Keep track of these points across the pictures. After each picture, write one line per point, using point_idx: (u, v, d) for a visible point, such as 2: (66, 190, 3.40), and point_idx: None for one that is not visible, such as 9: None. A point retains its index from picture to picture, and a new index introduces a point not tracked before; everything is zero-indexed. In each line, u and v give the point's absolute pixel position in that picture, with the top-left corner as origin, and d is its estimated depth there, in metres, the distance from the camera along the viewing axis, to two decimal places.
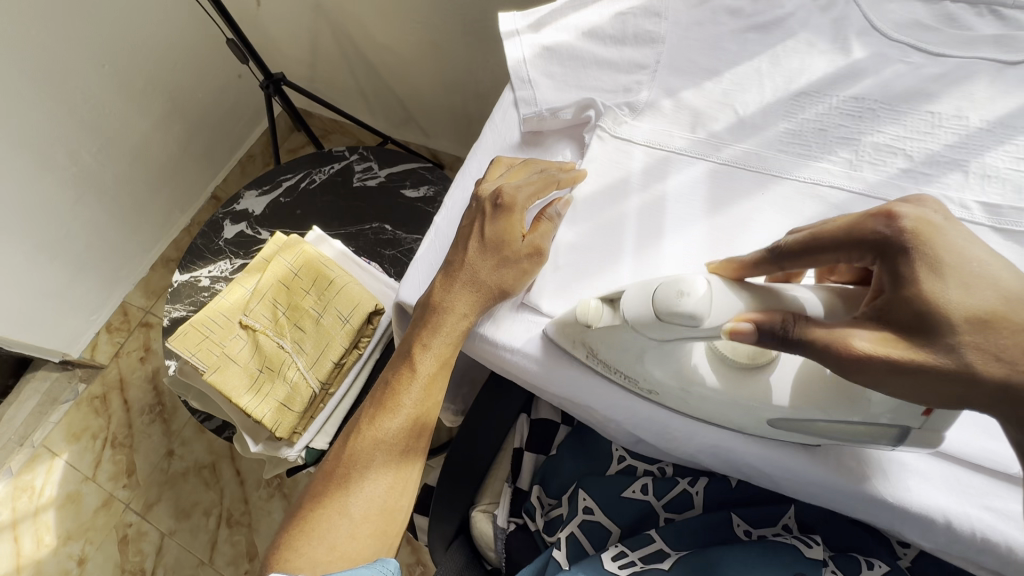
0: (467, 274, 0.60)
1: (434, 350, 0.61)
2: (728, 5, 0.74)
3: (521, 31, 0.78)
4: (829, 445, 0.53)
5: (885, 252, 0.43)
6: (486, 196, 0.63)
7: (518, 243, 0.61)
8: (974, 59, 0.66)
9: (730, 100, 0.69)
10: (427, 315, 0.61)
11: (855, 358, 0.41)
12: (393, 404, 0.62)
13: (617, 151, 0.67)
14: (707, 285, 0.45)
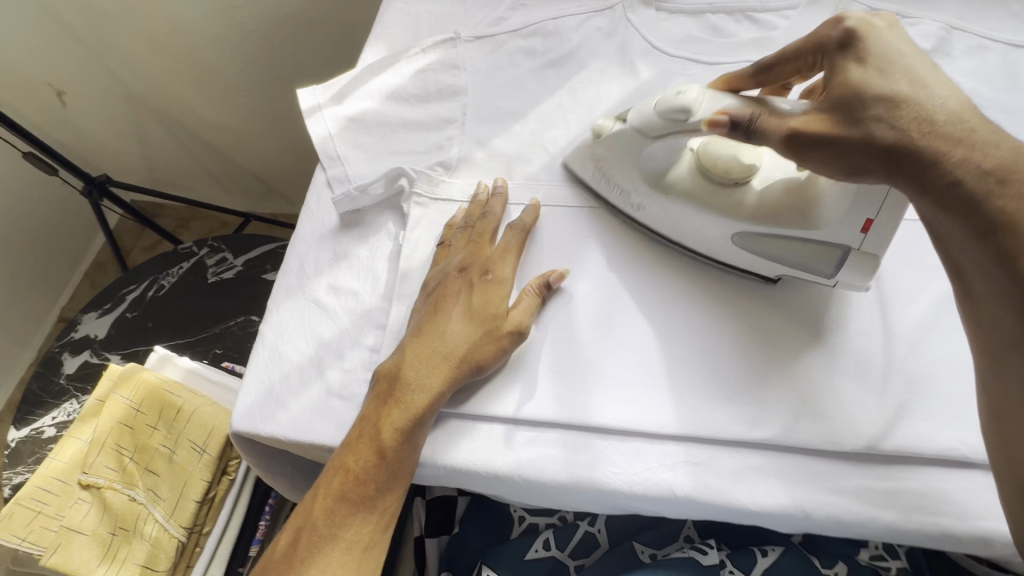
0: (431, 350, 0.52)
1: (399, 428, 0.50)
2: (521, 47, 0.76)
3: (323, 105, 0.74)
4: (701, 469, 0.50)
5: (830, 49, 0.48)
6: (458, 270, 0.56)
7: (446, 331, 0.53)
8: (740, 64, 0.71)
9: (540, 139, 0.69)
10: (412, 379, 0.51)
11: (789, 133, 0.45)
12: (346, 487, 0.50)
13: (440, 213, 0.64)
14: (700, 90, 0.52)
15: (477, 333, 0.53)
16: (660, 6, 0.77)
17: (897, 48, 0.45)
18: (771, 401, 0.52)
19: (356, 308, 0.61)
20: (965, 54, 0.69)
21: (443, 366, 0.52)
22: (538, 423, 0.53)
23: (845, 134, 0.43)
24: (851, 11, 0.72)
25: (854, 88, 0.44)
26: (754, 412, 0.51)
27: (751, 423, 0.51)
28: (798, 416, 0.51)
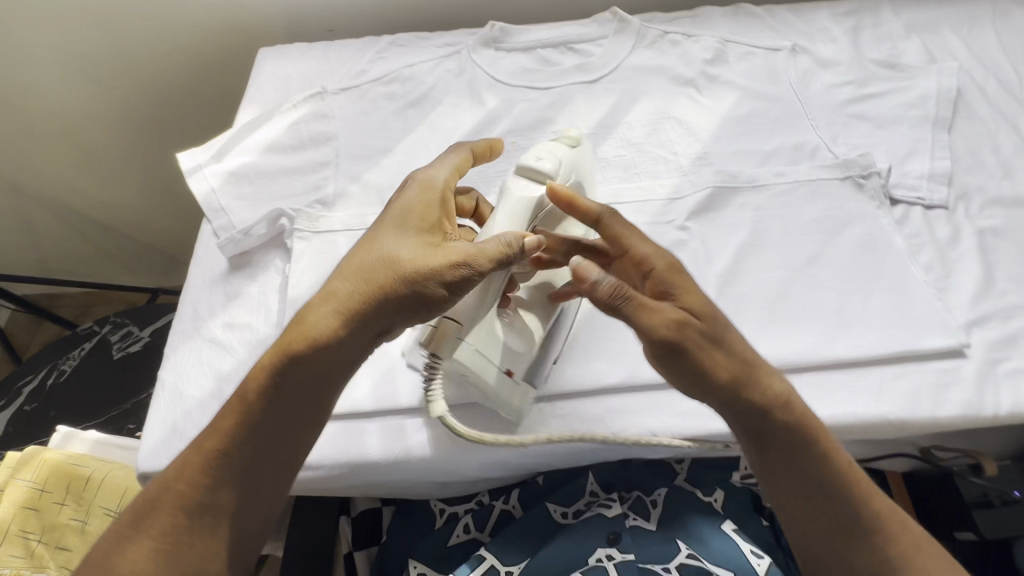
0: (354, 271, 0.53)
1: (257, 391, 0.52)
2: (383, 92, 0.86)
3: (203, 164, 0.80)
4: (560, 419, 0.60)
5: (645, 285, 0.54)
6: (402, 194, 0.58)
7: (369, 257, 0.54)
8: (568, 86, 0.85)
9: (406, 169, 0.78)
10: (299, 324, 0.53)
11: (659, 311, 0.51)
12: (204, 449, 0.52)
13: (323, 244, 0.71)
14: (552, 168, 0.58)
15: (409, 253, 0.53)
16: (498, 47, 0.90)
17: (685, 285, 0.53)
18: (611, 352, 0.63)
19: (251, 338, 0.66)
20: (738, 59, 0.86)
21: (362, 287, 0.52)
22: (426, 408, 0.61)
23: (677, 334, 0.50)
24: (649, 36, 0.88)
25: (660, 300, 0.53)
26: (598, 362, 0.62)
27: (603, 373, 0.61)
28: (633, 360, 0.62)
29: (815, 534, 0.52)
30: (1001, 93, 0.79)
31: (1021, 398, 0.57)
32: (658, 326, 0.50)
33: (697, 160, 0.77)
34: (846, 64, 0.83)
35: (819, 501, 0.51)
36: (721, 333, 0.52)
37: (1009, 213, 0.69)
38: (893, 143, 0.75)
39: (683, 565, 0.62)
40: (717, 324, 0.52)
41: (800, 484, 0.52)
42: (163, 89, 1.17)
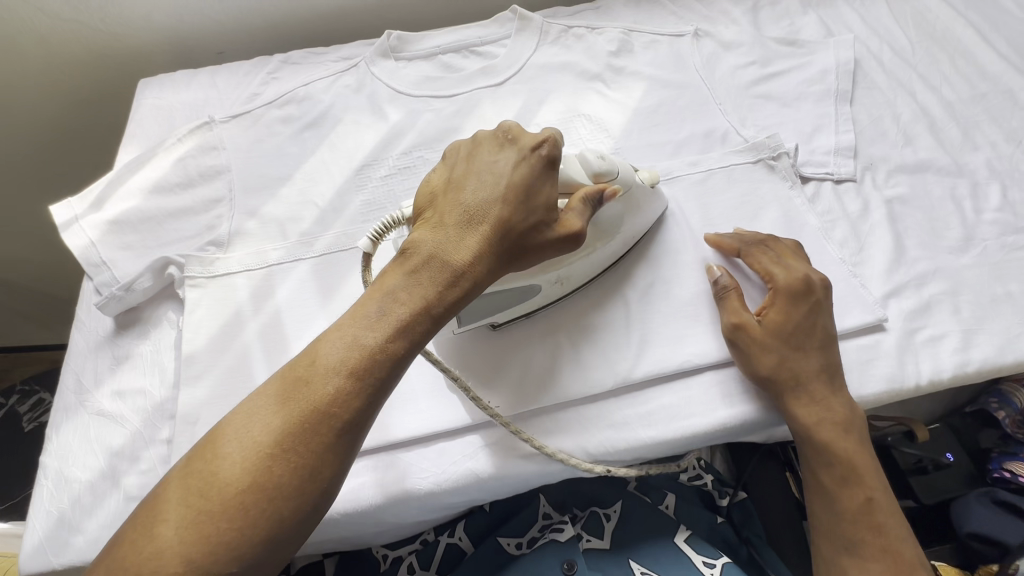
0: (483, 221, 0.50)
1: (399, 320, 0.45)
2: (277, 115, 0.80)
3: (79, 214, 0.72)
4: (478, 453, 0.57)
5: (809, 332, 0.56)
6: (528, 148, 0.53)
7: (479, 202, 0.51)
8: (473, 92, 0.81)
9: (308, 197, 0.73)
10: (435, 263, 0.48)
11: (780, 342, 0.56)
12: (331, 381, 0.43)
13: (219, 289, 0.65)
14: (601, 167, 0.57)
15: (521, 211, 0.51)
16: (398, 56, 0.85)
17: (829, 352, 0.56)
18: (563, 358, 0.60)
19: (146, 405, 0.60)
20: (643, 48, 0.84)
21: (487, 244, 0.50)
22: None
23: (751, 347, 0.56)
24: (553, 32, 0.85)
25: (813, 359, 0.56)
26: (555, 371, 0.59)
27: (527, 395, 0.58)
28: (593, 364, 0.59)
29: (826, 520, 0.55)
30: (896, 60, 0.80)
31: (940, 365, 0.58)
32: (734, 312, 0.58)
33: (610, 158, 0.75)
34: (749, 44, 0.82)
35: (829, 490, 0.55)
36: (786, 336, 0.56)
37: (913, 179, 0.70)
38: (799, 120, 0.75)
39: None
40: (802, 332, 0.56)
41: (826, 473, 0.55)
42: (13, 124, 1.00)
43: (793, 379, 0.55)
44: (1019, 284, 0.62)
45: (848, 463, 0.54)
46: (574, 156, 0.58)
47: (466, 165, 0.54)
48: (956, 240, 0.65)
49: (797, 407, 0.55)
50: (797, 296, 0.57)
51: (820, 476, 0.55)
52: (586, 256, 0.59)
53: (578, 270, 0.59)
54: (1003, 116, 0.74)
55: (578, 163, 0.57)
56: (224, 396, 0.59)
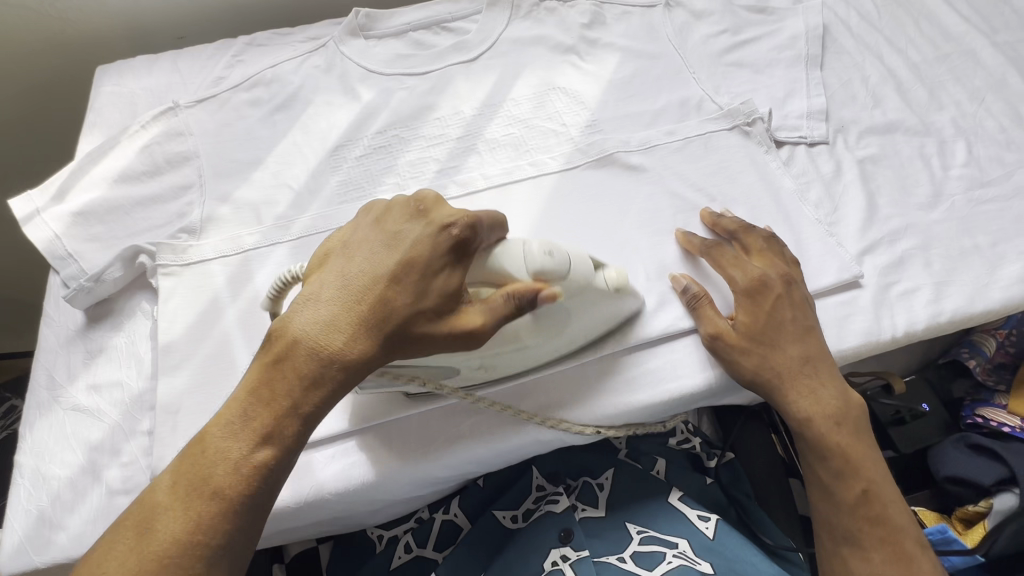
0: (368, 301, 0.44)
1: (271, 417, 0.43)
2: (245, 98, 0.78)
3: (42, 207, 0.69)
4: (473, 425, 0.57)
5: (787, 329, 0.57)
6: (438, 228, 0.45)
7: (365, 278, 0.45)
8: (447, 69, 0.80)
9: (282, 179, 0.72)
10: (309, 359, 0.43)
11: (758, 344, 0.56)
12: (201, 485, 0.41)
13: (195, 277, 0.63)
14: (544, 257, 0.48)
15: (417, 300, 0.44)
16: (368, 35, 0.83)
17: (810, 337, 0.57)
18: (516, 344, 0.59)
19: (124, 398, 0.58)
20: (616, 20, 0.83)
21: (369, 333, 0.44)
22: (332, 438, 0.56)
23: (736, 349, 0.56)
24: (524, 6, 0.84)
25: (793, 354, 0.56)
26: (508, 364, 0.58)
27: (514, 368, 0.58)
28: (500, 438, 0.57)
29: (830, 515, 0.55)
30: (863, 25, 0.81)
31: (914, 317, 0.60)
32: (710, 322, 0.58)
33: (587, 130, 0.75)
34: (719, 13, 0.83)
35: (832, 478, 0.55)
36: (758, 338, 0.57)
37: (883, 140, 0.71)
38: (772, 86, 0.76)
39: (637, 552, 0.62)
40: (773, 329, 0.57)
41: (824, 466, 0.55)
42: None
43: (776, 378, 0.56)
44: (987, 236, 0.64)
45: (843, 454, 0.55)
46: (517, 243, 0.48)
47: (364, 233, 0.48)
48: (925, 196, 0.67)
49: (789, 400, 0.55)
50: (756, 297, 0.58)
51: (818, 472, 0.56)
52: (515, 352, 0.52)
53: (503, 362, 0.54)
54: (967, 75, 0.76)
55: (521, 254, 0.48)
56: (206, 384, 0.58)
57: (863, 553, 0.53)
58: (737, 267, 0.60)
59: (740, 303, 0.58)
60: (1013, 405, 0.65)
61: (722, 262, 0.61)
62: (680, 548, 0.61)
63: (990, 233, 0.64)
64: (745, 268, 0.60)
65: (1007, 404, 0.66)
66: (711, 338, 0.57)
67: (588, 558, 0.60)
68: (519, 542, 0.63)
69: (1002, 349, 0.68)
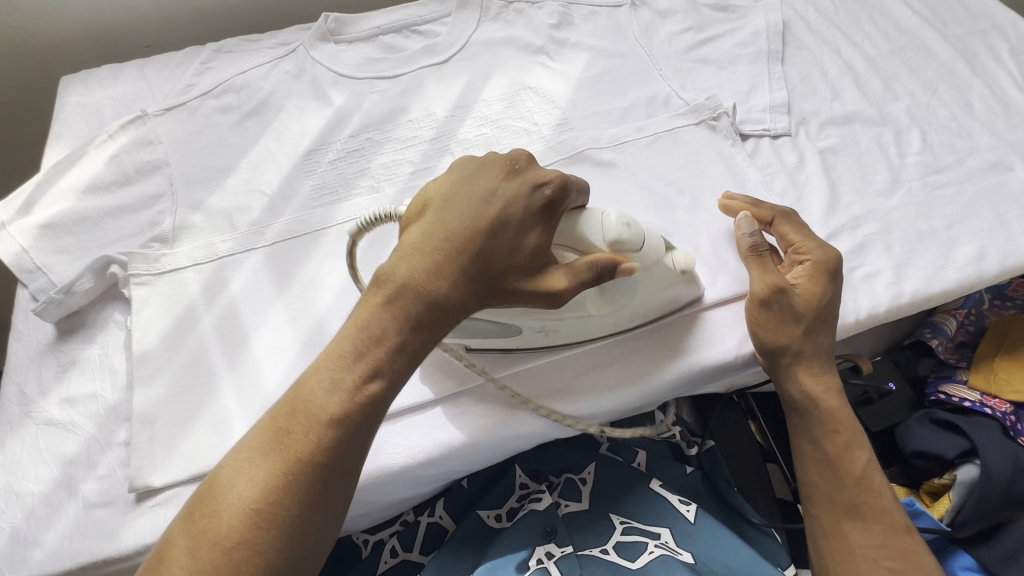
0: (462, 256, 0.47)
1: (374, 361, 0.46)
2: (216, 105, 0.78)
3: (6, 220, 0.68)
4: (461, 423, 0.58)
5: (826, 316, 0.59)
6: (532, 185, 0.48)
7: (465, 229, 0.47)
8: (418, 71, 0.80)
9: (254, 185, 0.71)
10: (413, 298, 0.46)
11: (805, 316, 0.58)
12: (308, 431, 0.44)
13: (169, 285, 0.63)
14: (623, 228, 0.50)
15: (515, 249, 0.47)
16: (338, 39, 0.83)
17: (831, 329, 0.60)
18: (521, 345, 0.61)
19: (98, 410, 0.57)
20: (583, 20, 0.85)
21: (466, 285, 0.47)
22: None
23: (782, 310, 0.58)
24: (493, 8, 0.85)
25: (823, 339, 0.59)
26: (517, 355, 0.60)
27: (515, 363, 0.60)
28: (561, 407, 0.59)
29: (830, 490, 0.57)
30: (821, 20, 0.84)
31: (876, 299, 0.62)
32: (770, 276, 0.59)
33: (558, 128, 0.76)
34: (683, 11, 0.85)
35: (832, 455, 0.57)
36: (813, 308, 0.58)
37: (843, 130, 0.74)
38: (735, 81, 0.78)
39: (620, 543, 0.64)
40: (826, 309, 0.59)
41: (825, 443, 0.58)
42: None
43: (809, 348, 0.58)
44: (943, 220, 0.66)
45: (842, 432, 0.58)
46: (600, 216, 0.51)
47: (456, 195, 0.49)
48: (884, 183, 0.69)
49: (798, 380, 0.59)
50: (828, 274, 0.60)
51: (819, 449, 0.58)
52: (579, 318, 0.56)
53: (568, 331, 0.57)
54: (920, 67, 0.79)
55: (601, 222, 0.51)
56: (182, 392, 0.57)
57: (865, 526, 0.55)
58: (805, 247, 0.61)
59: (796, 281, 0.60)
60: (972, 381, 0.68)
61: (800, 237, 0.61)
62: (661, 538, 0.63)
63: (945, 217, 0.66)
64: (819, 253, 0.60)
65: (967, 380, 0.69)
66: (757, 297, 0.59)
67: (571, 554, 0.62)
68: (504, 540, 0.64)
69: (962, 328, 0.72)
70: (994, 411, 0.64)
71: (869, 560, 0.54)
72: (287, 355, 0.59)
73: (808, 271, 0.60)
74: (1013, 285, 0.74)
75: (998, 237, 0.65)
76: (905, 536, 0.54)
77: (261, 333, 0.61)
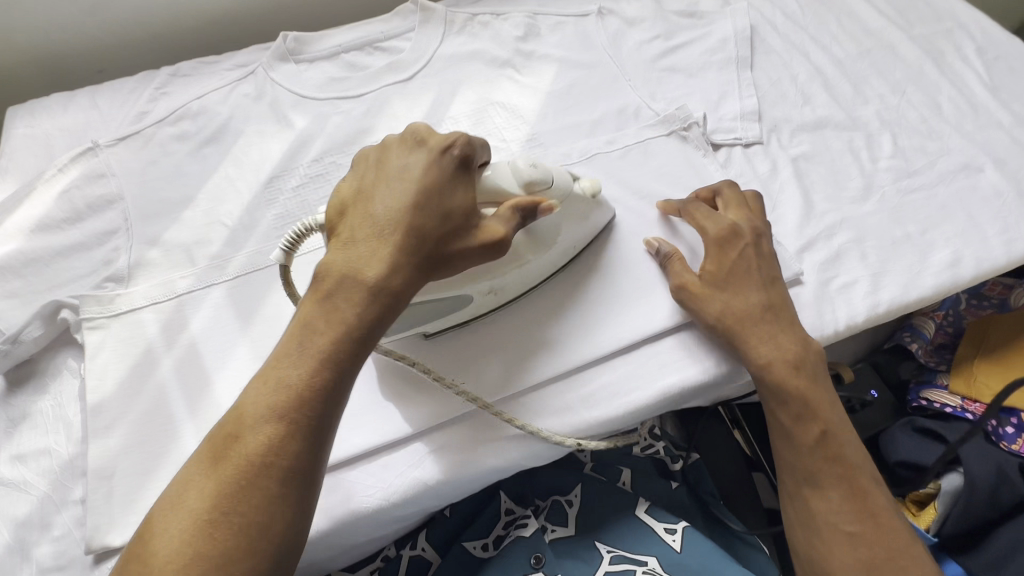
0: (398, 232, 0.47)
1: (322, 351, 0.44)
2: (172, 133, 0.74)
3: None
4: (440, 456, 0.55)
5: (756, 282, 0.58)
6: (439, 150, 0.50)
7: (394, 203, 0.48)
8: (382, 90, 0.78)
9: (214, 217, 0.68)
10: (355, 283, 0.46)
11: (734, 294, 0.58)
12: (262, 428, 0.42)
13: (126, 327, 0.60)
14: (530, 168, 0.54)
15: (448, 207, 0.49)
16: (298, 59, 0.81)
17: (771, 290, 0.59)
18: (496, 356, 0.59)
19: (53, 465, 0.55)
20: (550, 31, 0.83)
21: (407, 259, 0.47)
22: None
23: (709, 294, 0.58)
24: (458, 21, 0.83)
25: (760, 298, 0.58)
26: (494, 372, 0.58)
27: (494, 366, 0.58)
28: (528, 355, 0.59)
29: (789, 459, 0.55)
30: (789, 24, 0.83)
31: (853, 309, 0.61)
32: (680, 272, 0.60)
33: (527, 144, 0.74)
34: (650, 19, 0.83)
35: (792, 421, 0.55)
36: (724, 284, 0.58)
37: (815, 136, 0.73)
38: (706, 90, 0.77)
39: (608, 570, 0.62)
40: (738, 275, 0.58)
41: (782, 407, 0.55)
42: None
43: (762, 326, 0.57)
44: (917, 225, 0.66)
45: (802, 399, 0.54)
46: (504, 167, 0.54)
47: (375, 175, 0.50)
48: (857, 190, 0.69)
49: (758, 352, 0.56)
50: (727, 242, 0.60)
51: (778, 416, 0.55)
52: (518, 267, 0.56)
53: (510, 283, 0.58)
54: (888, 69, 0.78)
55: (509, 172, 0.53)
56: (142, 443, 0.54)
57: (822, 492, 0.53)
58: (705, 215, 0.62)
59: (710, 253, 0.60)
60: (953, 385, 0.68)
61: (696, 211, 0.63)
62: (649, 566, 0.61)
63: (918, 222, 0.66)
64: (712, 218, 0.61)
65: (948, 384, 0.69)
66: (682, 286, 0.59)
67: None
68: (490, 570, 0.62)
69: (941, 330, 0.72)
70: (974, 417, 0.64)
71: (827, 525, 0.52)
72: None
73: (723, 241, 0.60)
74: (990, 285, 0.73)
75: (972, 240, 0.64)
76: (868, 497, 0.52)
77: (224, 373, 0.58)
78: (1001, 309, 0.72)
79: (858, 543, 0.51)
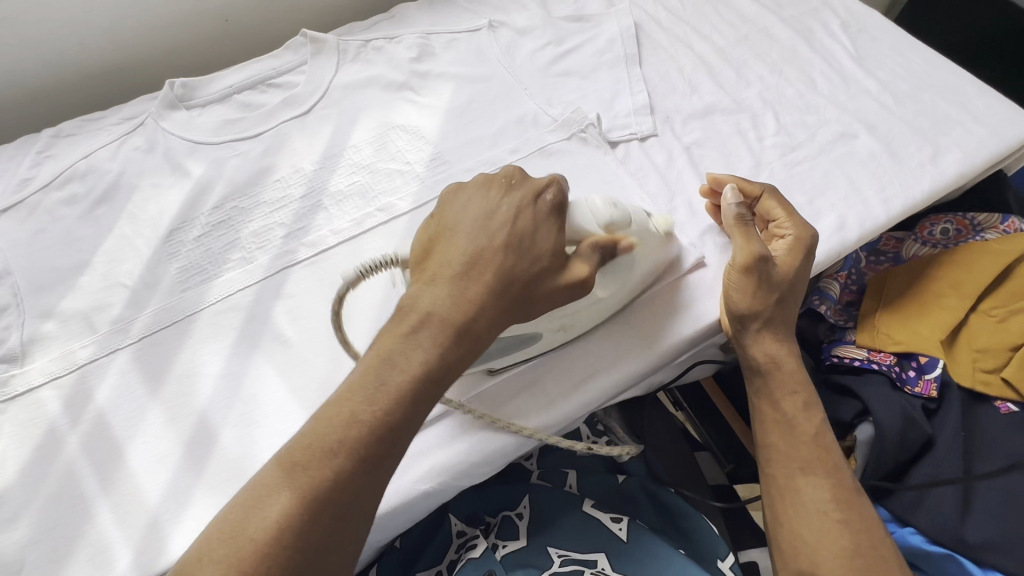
0: (488, 270, 0.48)
1: (401, 391, 0.43)
2: (60, 197, 0.71)
3: None
4: None
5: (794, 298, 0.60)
6: (534, 194, 0.52)
7: (494, 242, 0.49)
8: (280, 126, 0.77)
9: (113, 279, 0.66)
10: (437, 323, 0.45)
11: (782, 304, 0.59)
12: (332, 461, 0.41)
13: (25, 410, 0.57)
14: (611, 207, 0.55)
15: (535, 254, 0.49)
16: (189, 105, 0.78)
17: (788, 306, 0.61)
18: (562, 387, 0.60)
19: None
20: (444, 48, 0.84)
21: (492, 293, 0.47)
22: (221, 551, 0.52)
23: (761, 281, 0.58)
24: (351, 49, 0.83)
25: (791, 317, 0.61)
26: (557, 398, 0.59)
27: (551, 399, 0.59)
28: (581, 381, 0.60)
29: (786, 449, 0.57)
30: (671, 18, 0.87)
31: None
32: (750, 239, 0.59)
33: (431, 163, 0.74)
34: (540, 27, 0.85)
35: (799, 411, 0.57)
36: (783, 280, 0.59)
37: (704, 123, 0.77)
38: (599, 90, 0.79)
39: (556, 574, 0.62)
40: (792, 284, 0.60)
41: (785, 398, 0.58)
42: None
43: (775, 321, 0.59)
44: (805, 195, 0.70)
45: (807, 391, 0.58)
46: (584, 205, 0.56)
47: (466, 217, 0.51)
48: (747, 169, 0.72)
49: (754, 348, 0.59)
50: (802, 252, 0.60)
51: (778, 405, 0.58)
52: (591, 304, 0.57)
53: (583, 320, 0.59)
54: (765, 51, 0.83)
55: (589, 211, 0.54)
56: (52, 529, 0.52)
57: (816, 481, 0.54)
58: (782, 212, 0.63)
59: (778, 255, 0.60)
60: (860, 339, 0.71)
61: (774, 207, 0.63)
62: (599, 565, 0.62)
63: (806, 192, 0.70)
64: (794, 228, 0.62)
65: (856, 339, 0.72)
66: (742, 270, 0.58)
67: None
68: None
69: (846, 290, 0.76)
70: (880, 364, 0.68)
71: (818, 512, 0.53)
72: (169, 461, 0.55)
73: (792, 250, 0.60)
74: (883, 241, 0.79)
75: (855, 204, 0.69)
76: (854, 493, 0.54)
77: (137, 442, 0.56)
78: (896, 262, 0.77)
79: (846, 533, 0.51)
